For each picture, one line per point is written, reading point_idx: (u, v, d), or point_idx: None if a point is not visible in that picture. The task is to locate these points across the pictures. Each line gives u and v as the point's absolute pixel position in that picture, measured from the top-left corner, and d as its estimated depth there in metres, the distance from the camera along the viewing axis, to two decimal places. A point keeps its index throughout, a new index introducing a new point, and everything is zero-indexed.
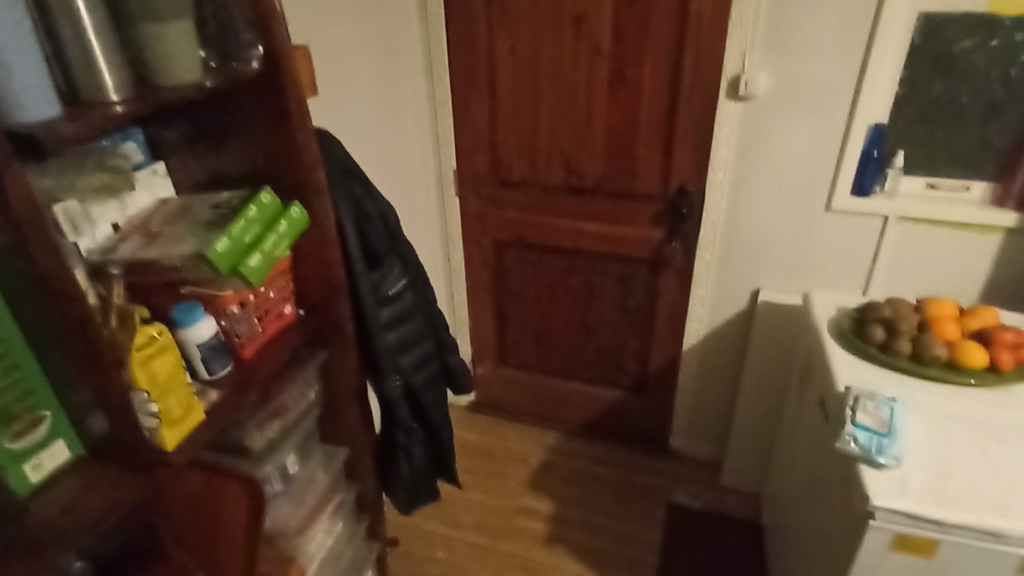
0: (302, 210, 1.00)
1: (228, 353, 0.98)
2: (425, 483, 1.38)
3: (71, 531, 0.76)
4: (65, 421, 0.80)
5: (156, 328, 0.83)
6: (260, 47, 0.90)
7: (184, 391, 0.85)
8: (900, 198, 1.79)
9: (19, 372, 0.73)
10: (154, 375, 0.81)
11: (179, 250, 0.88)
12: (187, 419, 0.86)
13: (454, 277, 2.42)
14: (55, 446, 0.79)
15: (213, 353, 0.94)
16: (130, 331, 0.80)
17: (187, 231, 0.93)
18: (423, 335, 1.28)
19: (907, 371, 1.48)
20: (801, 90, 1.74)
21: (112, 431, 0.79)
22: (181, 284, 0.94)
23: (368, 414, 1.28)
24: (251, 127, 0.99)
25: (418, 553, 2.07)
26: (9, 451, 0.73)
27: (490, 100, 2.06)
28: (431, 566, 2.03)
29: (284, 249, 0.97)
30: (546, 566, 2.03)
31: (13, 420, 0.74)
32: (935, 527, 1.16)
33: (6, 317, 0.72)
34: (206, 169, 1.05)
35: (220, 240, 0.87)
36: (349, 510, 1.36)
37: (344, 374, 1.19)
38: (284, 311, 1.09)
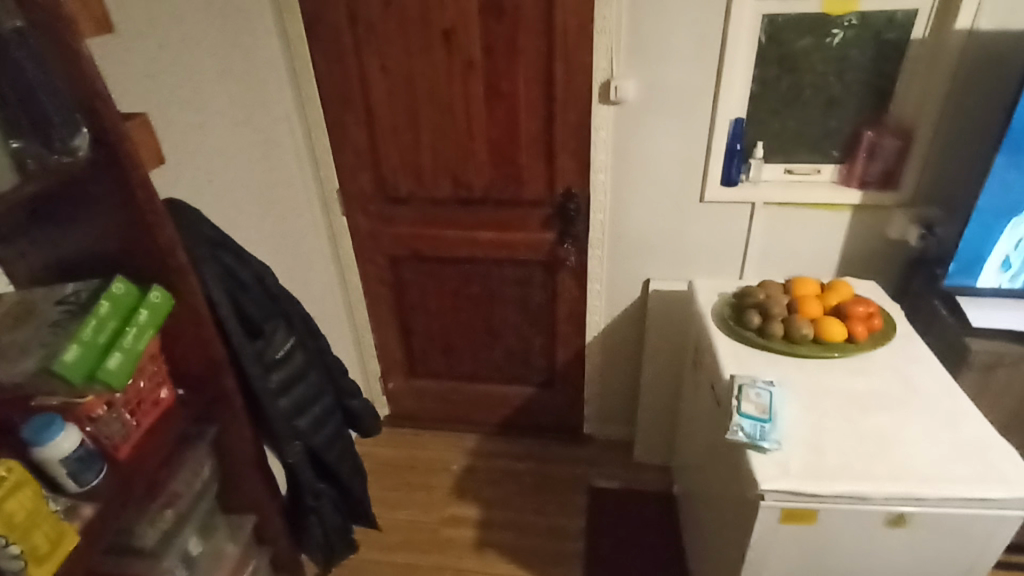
0: (163, 294, 0.92)
1: (100, 459, 0.90)
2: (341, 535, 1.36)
3: None
4: None
5: (5, 466, 0.75)
6: (86, 129, 0.82)
7: (51, 521, 0.77)
8: (763, 185, 1.93)
9: None
10: (13, 510, 0.73)
11: (21, 367, 0.81)
12: (60, 548, 0.78)
13: (352, 296, 2.35)
14: None
15: (82, 465, 0.86)
16: None
17: (30, 338, 0.84)
18: (319, 391, 1.25)
19: (782, 352, 1.62)
20: (667, 93, 1.82)
21: None
22: (32, 396, 0.87)
23: (271, 480, 1.23)
24: (92, 211, 0.90)
25: None
26: None
27: (366, 117, 1.99)
28: None
29: (148, 340, 0.90)
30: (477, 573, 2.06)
31: None
32: (816, 499, 1.28)
33: None
34: (44, 256, 0.95)
35: (69, 349, 0.80)
36: None
37: (239, 447, 1.13)
38: (160, 397, 1.02)
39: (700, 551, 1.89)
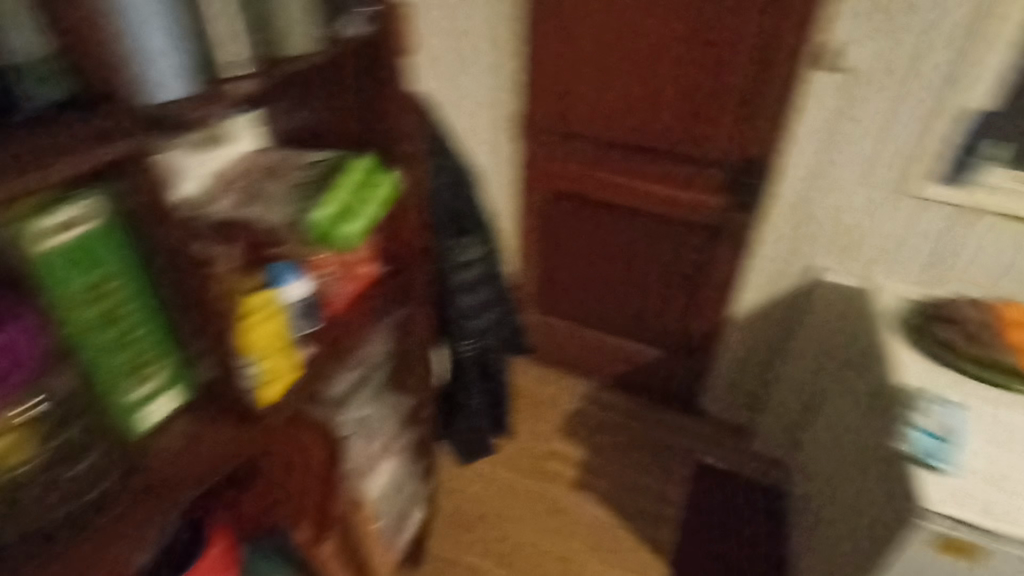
0: (394, 177, 1.01)
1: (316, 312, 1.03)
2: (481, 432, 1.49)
3: (187, 479, 0.86)
4: (181, 370, 0.87)
5: (263, 297, 0.89)
6: (375, 6, 0.87)
7: (283, 355, 0.92)
8: (994, 192, 1.66)
9: (142, 331, 0.79)
10: (252, 344, 0.87)
11: (276, 217, 0.89)
12: (284, 379, 0.94)
13: (506, 222, 2.42)
14: (163, 398, 0.86)
15: (304, 313, 0.98)
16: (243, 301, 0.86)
17: (283, 194, 0.93)
18: (494, 301, 1.32)
19: (969, 374, 1.47)
20: (899, 68, 1.62)
21: (220, 382, 0.87)
22: (263, 246, 0.93)
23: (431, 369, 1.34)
24: (346, 92, 0.99)
25: (453, 485, 2.17)
26: (137, 396, 0.81)
27: (562, 51, 1.98)
28: (464, 498, 2.13)
29: (380, 215, 0.97)
30: (571, 508, 2.12)
31: (138, 370, 0.81)
32: (988, 536, 1.17)
33: (137, 293, 0.77)
34: (297, 126, 1.06)
35: (322, 207, 0.89)
36: (407, 452, 1.44)
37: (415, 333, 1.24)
38: (365, 269, 1.14)
39: (808, 554, 1.82)
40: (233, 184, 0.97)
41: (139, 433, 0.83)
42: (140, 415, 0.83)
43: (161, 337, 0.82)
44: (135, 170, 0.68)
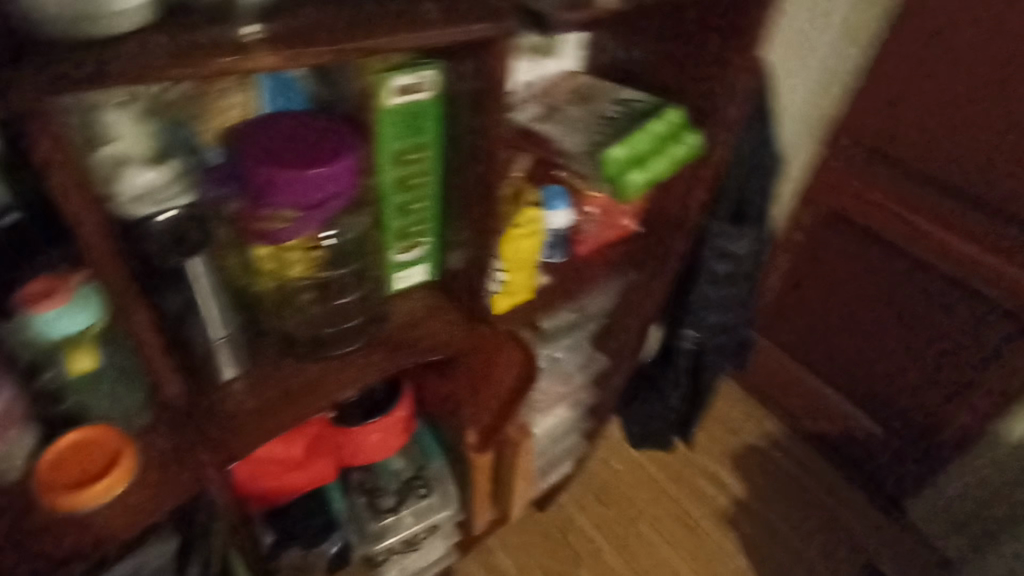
0: (699, 140, 0.92)
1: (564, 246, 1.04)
2: (662, 426, 1.44)
3: (407, 351, 0.89)
4: (435, 251, 0.93)
5: (531, 215, 0.91)
6: None
7: (525, 274, 0.95)
8: None
9: (423, 206, 0.86)
10: (508, 254, 0.90)
11: (571, 141, 0.91)
12: (516, 295, 0.97)
13: None
14: (416, 269, 0.93)
15: (553, 242, 1.00)
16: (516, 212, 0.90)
17: (584, 121, 0.94)
18: (740, 304, 1.22)
19: None
20: None
21: (464, 276, 0.91)
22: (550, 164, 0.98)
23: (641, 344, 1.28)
24: (690, 36, 0.92)
25: None
26: (398, 258, 0.89)
27: (924, 49, 1.31)
28: None
29: (669, 175, 0.91)
30: None
31: (406, 238, 0.88)
32: None
33: (431, 170, 0.82)
34: (623, 60, 1.04)
35: (618, 147, 0.86)
36: (582, 409, 1.42)
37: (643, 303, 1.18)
38: (623, 224, 1.10)
39: None
40: (541, 98, 1.01)
41: (390, 288, 0.93)
42: (397, 274, 0.92)
43: (433, 216, 0.88)
44: (482, 54, 0.69)
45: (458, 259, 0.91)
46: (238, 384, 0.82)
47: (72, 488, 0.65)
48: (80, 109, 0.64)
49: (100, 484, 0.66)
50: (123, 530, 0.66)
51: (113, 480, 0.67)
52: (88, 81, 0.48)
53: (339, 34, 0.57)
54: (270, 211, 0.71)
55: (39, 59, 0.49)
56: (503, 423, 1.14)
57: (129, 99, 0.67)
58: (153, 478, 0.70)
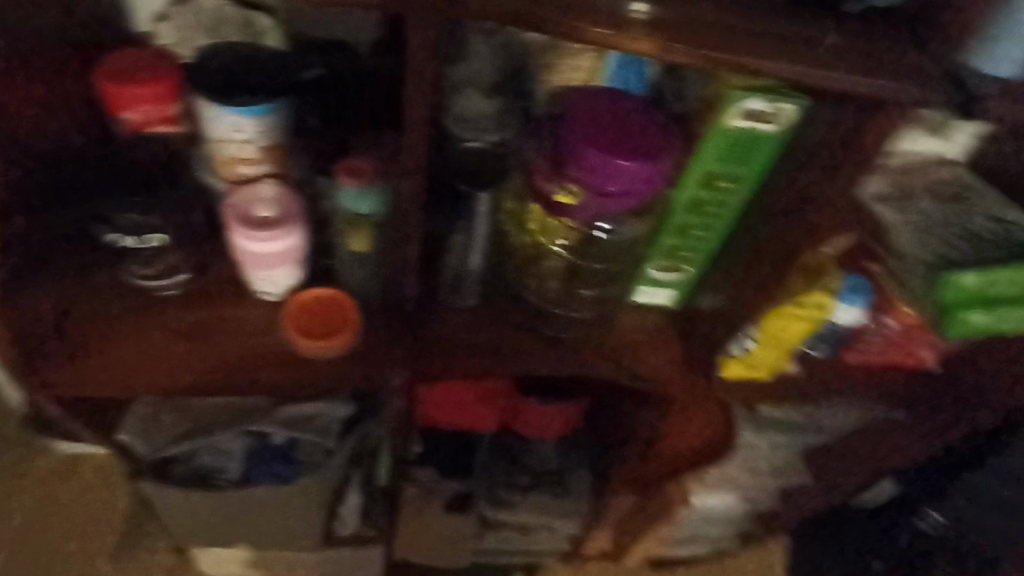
0: None
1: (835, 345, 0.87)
2: None
3: (624, 366, 0.85)
4: (692, 283, 0.84)
5: (819, 300, 0.79)
6: None
7: (776, 356, 0.83)
8: None
9: (706, 234, 0.78)
10: (770, 325, 0.80)
11: (909, 242, 0.74)
12: (754, 372, 0.85)
13: None
14: (663, 291, 0.85)
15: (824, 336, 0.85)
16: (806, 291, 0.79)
17: (943, 223, 0.76)
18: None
19: None
20: None
21: (713, 323, 0.82)
22: None
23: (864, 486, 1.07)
24: None
25: None
26: (652, 273, 0.83)
27: None
28: None
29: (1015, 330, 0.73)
30: None
31: (670, 257, 0.81)
32: None
33: (735, 203, 0.74)
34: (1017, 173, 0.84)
35: (974, 275, 0.68)
36: (750, 510, 1.24)
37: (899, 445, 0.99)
38: (918, 355, 0.87)
39: None
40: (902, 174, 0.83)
41: (626, 298, 0.87)
42: (642, 287, 0.85)
43: (710, 248, 0.80)
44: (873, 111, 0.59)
45: (712, 301, 0.83)
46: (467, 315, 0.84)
47: (302, 335, 0.74)
48: (454, 31, 0.72)
49: (329, 341, 0.75)
50: (332, 383, 0.77)
51: (337, 343, 0.75)
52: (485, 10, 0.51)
53: (730, 40, 0.52)
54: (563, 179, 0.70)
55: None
56: (678, 472, 1.06)
57: (495, 31, 0.74)
58: (367, 356, 0.77)
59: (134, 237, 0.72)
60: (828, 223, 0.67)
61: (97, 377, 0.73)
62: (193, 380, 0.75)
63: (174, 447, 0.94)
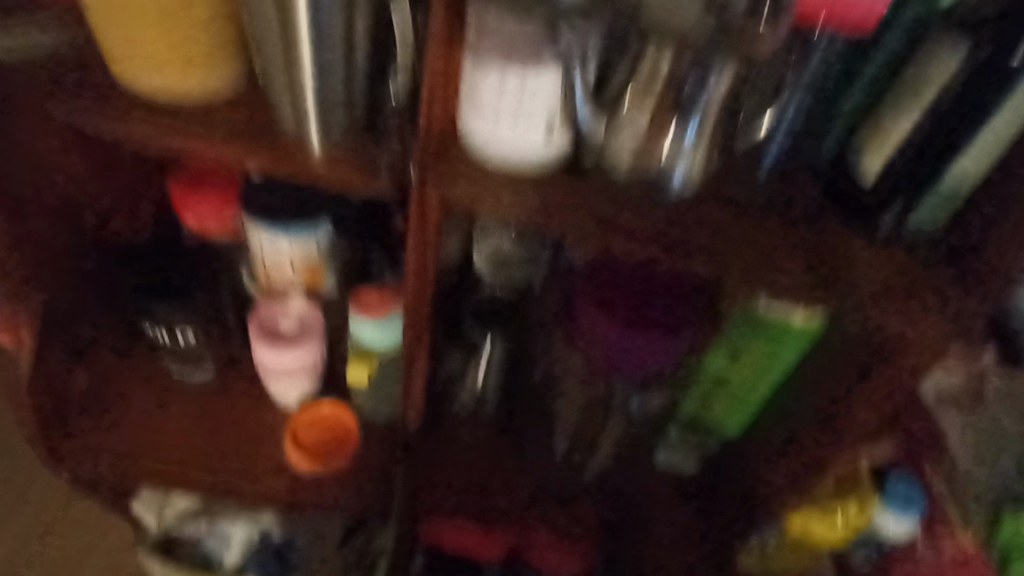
0: None
1: None
2: None
3: (631, 522, 0.79)
4: (717, 457, 0.77)
5: (855, 506, 0.69)
6: None
7: (806, 555, 0.74)
8: None
9: (734, 415, 0.70)
10: (795, 530, 0.70)
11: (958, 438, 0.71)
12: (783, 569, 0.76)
13: None
14: (684, 456, 0.78)
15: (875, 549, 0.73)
16: (840, 494, 0.69)
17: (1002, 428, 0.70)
18: None
19: None
20: None
21: (732, 494, 0.74)
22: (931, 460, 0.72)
23: None
24: None
25: None
26: (671, 437, 0.76)
27: None
28: None
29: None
30: None
31: (694, 429, 0.74)
32: None
33: (768, 391, 0.66)
34: None
35: None
36: None
37: None
38: None
39: None
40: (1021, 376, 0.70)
41: (646, 458, 0.81)
42: (664, 448, 0.78)
43: (738, 430, 0.71)
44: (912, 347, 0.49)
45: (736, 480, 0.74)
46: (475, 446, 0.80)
47: (300, 451, 0.75)
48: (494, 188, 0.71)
49: (318, 460, 0.75)
50: (321, 501, 0.76)
51: (326, 462, 0.75)
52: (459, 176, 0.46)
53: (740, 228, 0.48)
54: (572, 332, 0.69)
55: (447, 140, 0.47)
56: None
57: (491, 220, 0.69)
58: (356, 478, 0.76)
59: (168, 330, 0.75)
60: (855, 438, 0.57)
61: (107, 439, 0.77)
62: (190, 471, 0.76)
63: (190, 524, 0.94)
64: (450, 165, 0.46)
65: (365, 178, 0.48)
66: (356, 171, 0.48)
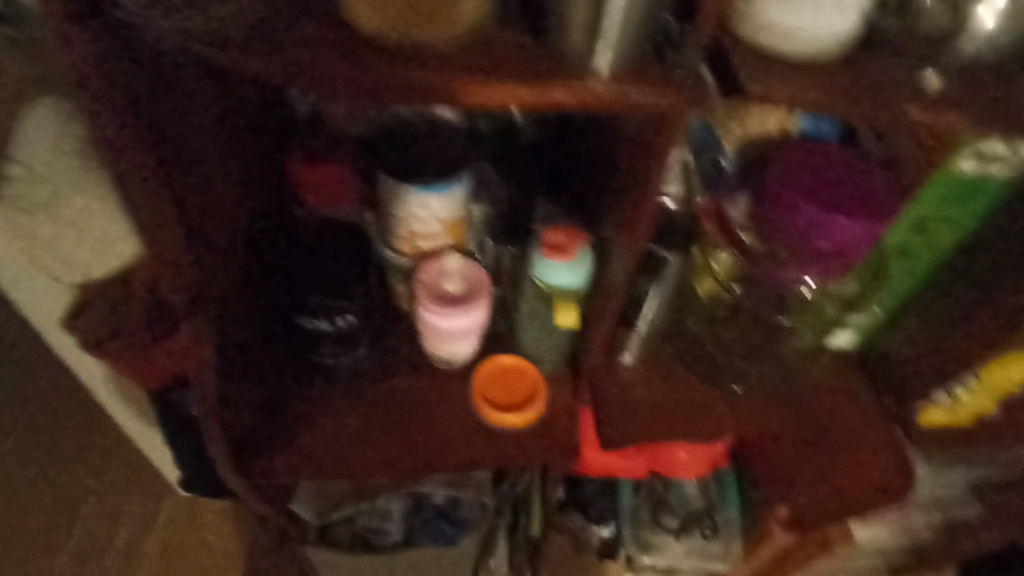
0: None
1: None
2: None
3: (813, 408, 0.83)
4: (867, 333, 0.82)
5: None
6: None
7: (978, 406, 0.79)
8: None
9: (892, 282, 0.74)
10: (988, 380, 0.75)
11: None
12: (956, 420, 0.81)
13: None
14: (845, 335, 0.83)
15: None
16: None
17: None
18: None
19: None
20: None
21: (906, 372, 0.79)
22: None
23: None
24: None
25: None
26: (847, 320, 0.80)
27: None
28: None
29: None
30: None
31: (858, 308, 0.79)
32: None
33: (936, 253, 0.70)
34: None
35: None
36: (907, 543, 1.18)
37: None
38: None
39: None
40: None
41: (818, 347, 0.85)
42: (835, 331, 0.82)
43: (892, 304, 0.77)
44: None
45: (897, 359, 0.80)
46: (637, 371, 0.81)
47: (496, 409, 0.74)
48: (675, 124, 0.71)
49: (516, 412, 0.74)
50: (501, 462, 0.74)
51: (520, 417, 0.75)
52: (765, 66, 0.46)
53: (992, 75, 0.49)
54: (754, 228, 0.71)
55: (729, 41, 0.48)
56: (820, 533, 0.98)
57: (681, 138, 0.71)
58: (534, 445, 0.76)
59: (330, 317, 0.72)
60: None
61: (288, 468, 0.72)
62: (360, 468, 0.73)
63: (335, 512, 0.94)
64: (743, 58, 0.47)
65: (659, 92, 0.46)
66: (651, 88, 0.46)
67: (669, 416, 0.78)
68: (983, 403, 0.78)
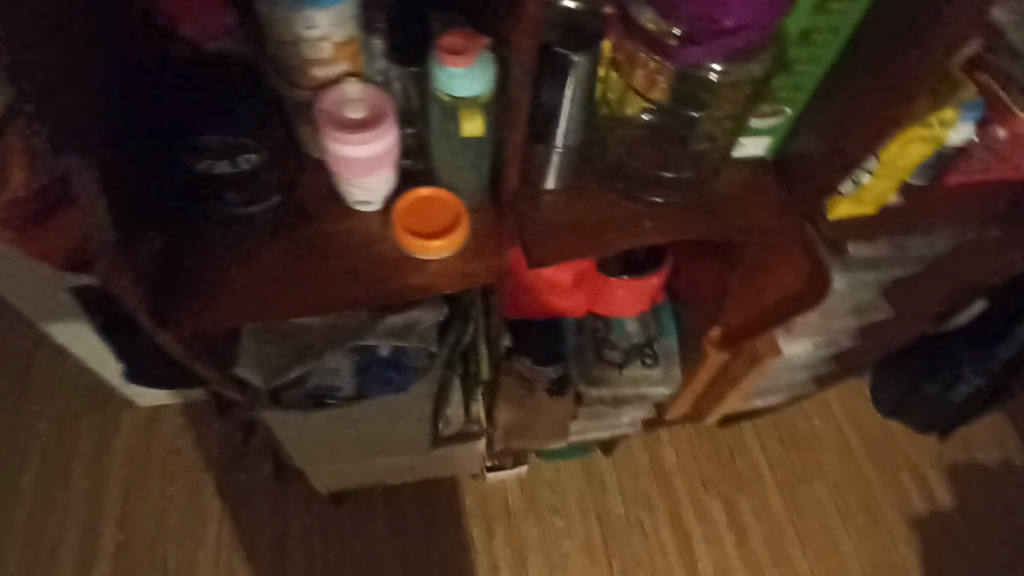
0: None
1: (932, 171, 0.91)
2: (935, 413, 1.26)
3: (733, 213, 0.85)
4: (780, 130, 0.85)
5: (940, 120, 0.79)
6: None
7: (883, 187, 0.87)
8: None
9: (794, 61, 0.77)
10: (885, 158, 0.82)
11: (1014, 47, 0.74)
12: (862, 204, 0.90)
13: None
14: (760, 139, 0.85)
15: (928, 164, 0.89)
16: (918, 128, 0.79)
17: None
18: None
19: None
20: None
21: (819, 165, 0.83)
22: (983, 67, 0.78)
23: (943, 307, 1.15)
24: None
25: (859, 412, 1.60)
26: (760, 120, 0.82)
27: None
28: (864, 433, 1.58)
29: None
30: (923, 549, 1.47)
31: (769, 100, 0.81)
32: None
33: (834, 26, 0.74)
34: None
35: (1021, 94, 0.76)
36: (833, 351, 1.29)
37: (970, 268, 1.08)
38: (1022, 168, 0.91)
39: None
40: None
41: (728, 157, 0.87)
42: (746, 138, 0.85)
43: (797, 87, 0.81)
44: None
45: (806, 153, 0.84)
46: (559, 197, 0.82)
47: (418, 238, 0.74)
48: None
49: (435, 241, 0.74)
50: (431, 289, 0.74)
51: (444, 244, 0.74)
52: None
53: None
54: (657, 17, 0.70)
55: None
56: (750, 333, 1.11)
57: None
58: (465, 268, 0.76)
59: None
60: (954, 44, 0.63)
61: (215, 315, 0.72)
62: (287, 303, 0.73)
63: (289, 371, 0.93)
64: None
65: None
66: None
67: (593, 231, 0.80)
68: (887, 182, 0.86)
